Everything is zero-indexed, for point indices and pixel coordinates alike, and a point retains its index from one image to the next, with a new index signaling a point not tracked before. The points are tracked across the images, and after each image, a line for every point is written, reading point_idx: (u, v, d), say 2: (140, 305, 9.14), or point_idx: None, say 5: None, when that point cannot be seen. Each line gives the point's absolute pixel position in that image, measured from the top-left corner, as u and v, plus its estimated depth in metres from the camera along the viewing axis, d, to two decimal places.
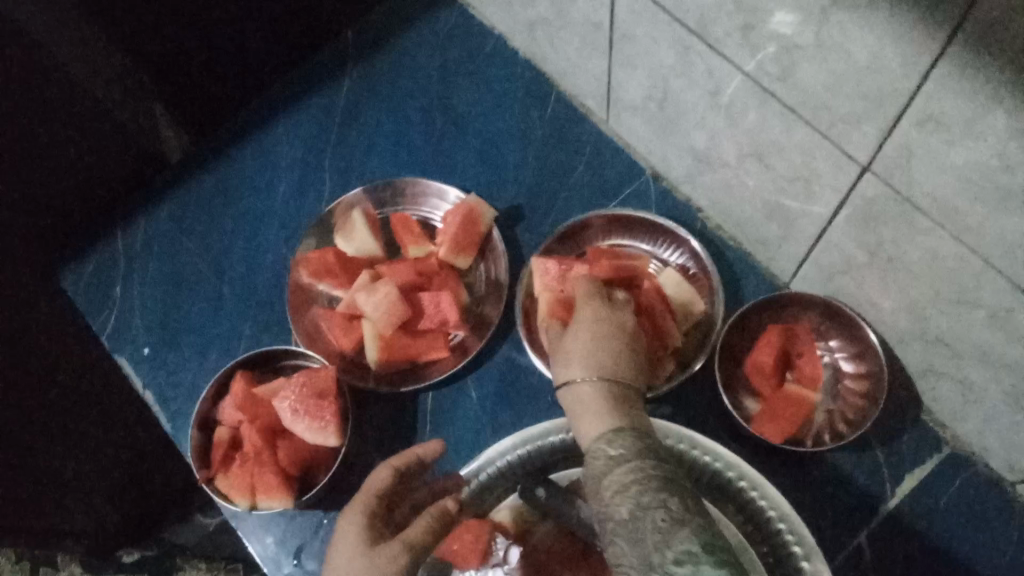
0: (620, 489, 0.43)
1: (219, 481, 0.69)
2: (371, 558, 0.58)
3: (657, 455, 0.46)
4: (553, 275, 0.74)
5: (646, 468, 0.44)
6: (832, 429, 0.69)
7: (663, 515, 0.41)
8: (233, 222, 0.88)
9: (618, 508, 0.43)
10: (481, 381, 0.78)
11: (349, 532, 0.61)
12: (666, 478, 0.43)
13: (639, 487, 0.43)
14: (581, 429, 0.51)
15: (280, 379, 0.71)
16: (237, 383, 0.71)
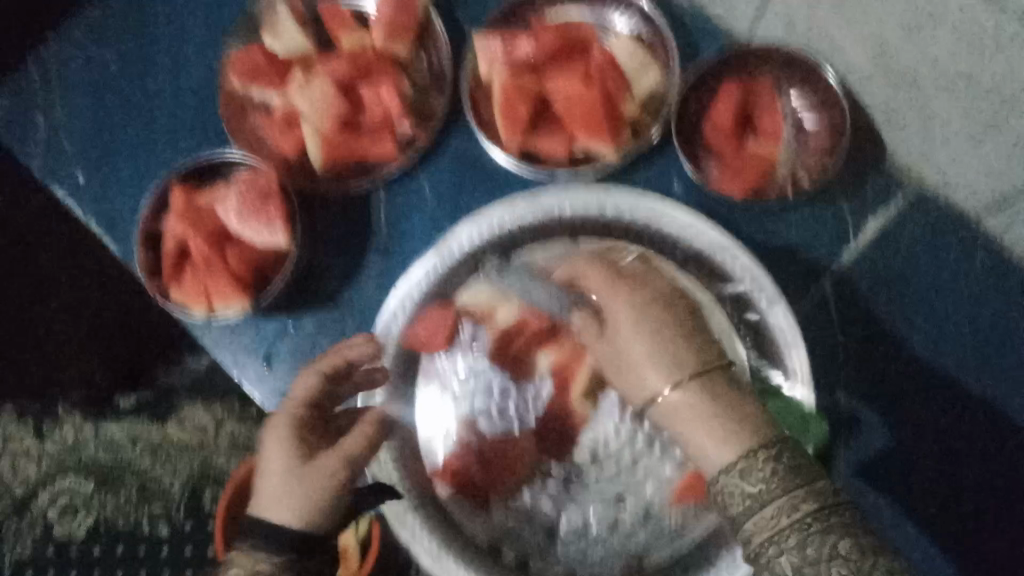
0: (746, 474, 0.51)
1: (174, 292, 0.69)
2: (308, 471, 0.58)
3: (803, 466, 0.51)
4: (498, 52, 0.69)
5: (789, 475, 0.50)
6: (795, 183, 0.66)
7: (839, 565, 0.47)
8: (150, 28, 0.79)
9: (781, 562, 0.49)
10: (435, 175, 0.74)
11: (275, 449, 0.59)
12: (827, 521, 0.48)
13: (790, 501, 0.49)
14: (694, 444, 0.55)
15: (220, 186, 0.70)
16: (176, 194, 0.69)
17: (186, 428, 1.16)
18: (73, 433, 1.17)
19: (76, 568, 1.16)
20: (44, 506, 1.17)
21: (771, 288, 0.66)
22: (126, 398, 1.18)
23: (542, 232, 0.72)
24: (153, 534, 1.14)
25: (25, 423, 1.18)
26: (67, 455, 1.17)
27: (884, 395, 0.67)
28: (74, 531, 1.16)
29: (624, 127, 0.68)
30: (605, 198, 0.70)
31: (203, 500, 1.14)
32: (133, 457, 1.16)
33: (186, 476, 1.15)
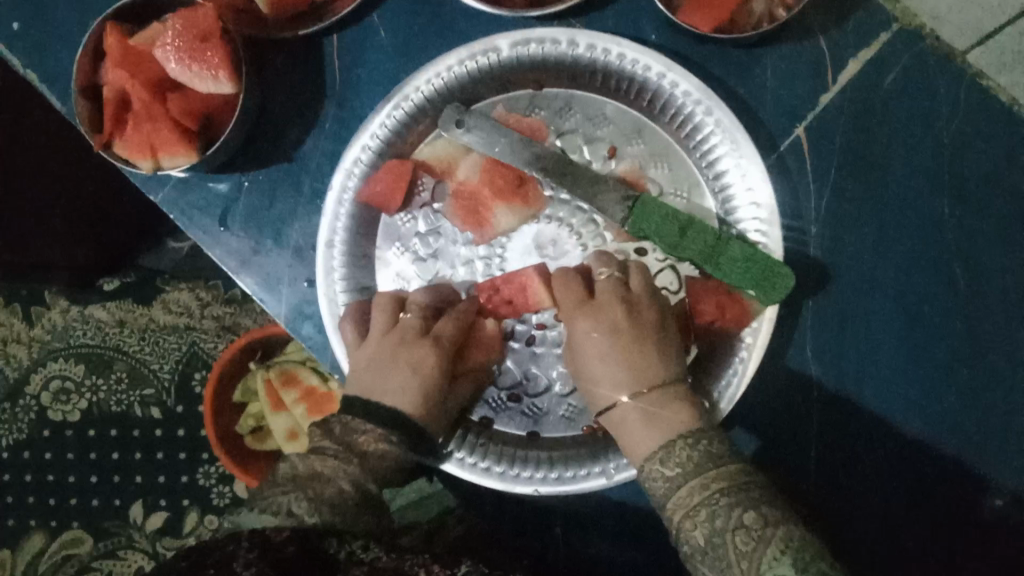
0: (665, 460, 0.53)
1: (117, 146, 0.65)
2: (447, 407, 0.64)
3: (720, 452, 0.52)
4: None
5: (710, 456, 0.52)
6: (771, 19, 0.62)
7: (743, 535, 0.48)
8: None
9: (695, 535, 0.49)
10: (390, 17, 0.69)
11: (429, 373, 0.61)
12: (737, 495, 0.49)
13: (701, 480, 0.51)
14: (634, 446, 0.56)
15: (158, 28, 0.64)
16: (111, 37, 0.63)
17: (171, 311, 1.17)
18: (59, 317, 1.19)
19: (72, 448, 1.18)
20: (36, 391, 1.19)
21: (740, 137, 0.62)
22: (107, 281, 1.18)
23: (506, 75, 0.67)
24: (143, 416, 1.17)
25: (12, 310, 1.19)
26: (55, 342, 1.19)
27: (862, 245, 0.64)
28: (68, 414, 1.18)
29: None
30: (568, 38, 0.64)
31: (191, 382, 1.17)
32: (120, 340, 1.18)
33: (175, 360, 1.17)
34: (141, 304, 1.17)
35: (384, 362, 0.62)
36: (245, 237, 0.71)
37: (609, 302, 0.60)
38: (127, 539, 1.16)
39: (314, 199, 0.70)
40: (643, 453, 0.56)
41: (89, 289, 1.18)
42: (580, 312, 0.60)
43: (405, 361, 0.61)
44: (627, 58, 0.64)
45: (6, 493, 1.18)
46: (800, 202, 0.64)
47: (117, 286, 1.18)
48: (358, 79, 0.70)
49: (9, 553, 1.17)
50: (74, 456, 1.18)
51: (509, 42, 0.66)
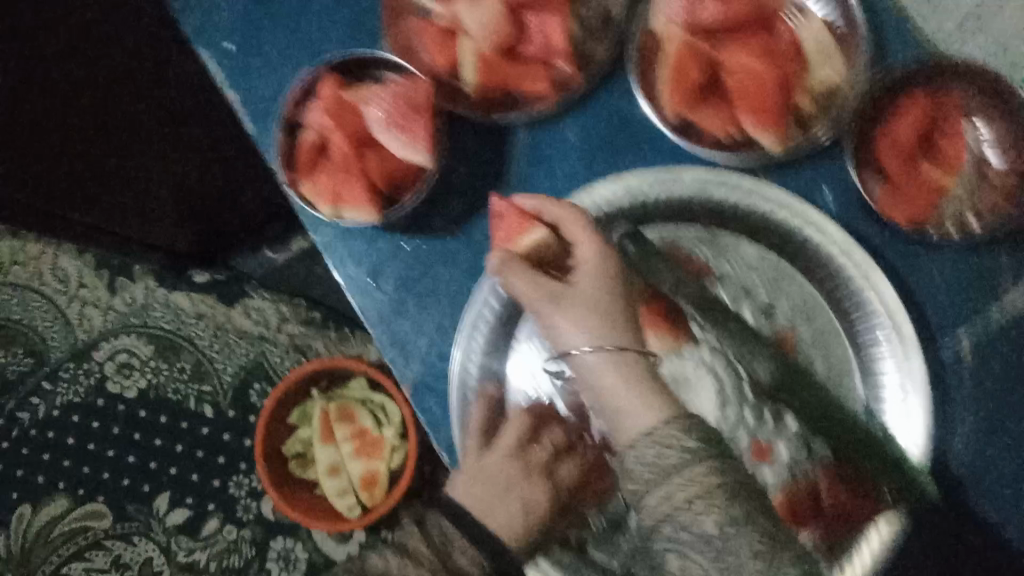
0: (686, 430, 0.52)
1: (304, 186, 0.69)
2: (550, 534, 0.65)
3: (729, 470, 0.51)
4: (679, 13, 0.63)
5: (699, 461, 0.51)
6: (965, 224, 0.61)
7: (758, 541, 0.49)
8: None
9: (702, 522, 0.49)
10: (582, 126, 0.71)
11: (540, 502, 0.63)
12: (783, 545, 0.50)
13: (721, 469, 0.51)
14: (629, 415, 0.56)
15: (370, 87, 0.68)
16: (329, 86, 0.67)
17: (250, 318, 1.24)
18: (140, 292, 1.27)
19: (117, 424, 1.23)
20: (101, 360, 1.25)
21: (905, 336, 0.63)
22: (200, 274, 1.26)
23: (682, 209, 0.68)
24: (197, 412, 1.22)
25: (99, 275, 1.28)
26: (132, 317, 1.26)
27: (996, 468, 0.63)
28: (124, 388, 1.24)
29: (790, 121, 0.63)
30: (751, 188, 0.66)
31: (248, 390, 1.23)
32: (193, 332, 1.25)
33: (239, 365, 1.23)
34: (225, 302, 1.25)
35: (503, 482, 0.63)
36: (393, 297, 0.73)
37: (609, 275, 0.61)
38: (143, 527, 1.20)
39: (466, 278, 0.72)
40: (638, 421, 0.55)
41: (179, 276, 1.26)
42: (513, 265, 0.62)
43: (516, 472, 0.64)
44: (807, 230, 0.65)
45: (40, 451, 1.23)
46: (945, 408, 0.64)
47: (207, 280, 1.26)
48: (537, 175, 0.72)
49: (30, 509, 1.21)
50: (119, 431, 1.23)
51: (695, 181, 0.67)
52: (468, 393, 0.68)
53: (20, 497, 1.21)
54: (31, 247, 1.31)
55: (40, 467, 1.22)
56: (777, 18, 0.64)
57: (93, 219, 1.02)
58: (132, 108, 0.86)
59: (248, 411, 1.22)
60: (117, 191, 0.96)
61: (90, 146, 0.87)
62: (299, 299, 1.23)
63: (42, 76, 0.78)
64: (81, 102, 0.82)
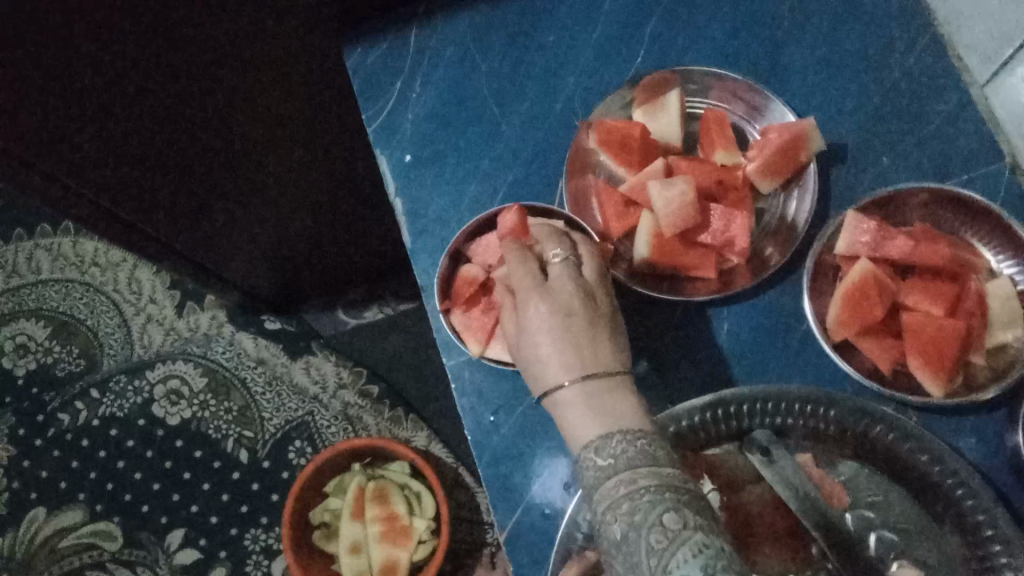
0: (600, 450, 0.53)
1: (456, 316, 0.68)
2: None
3: (636, 459, 0.51)
4: (865, 242, 0.65)
5: (631, 467, 0.50)
6: None
7: (658, 534, 0.47)
8: (531, 55, 0.79)
9: (612, 527, 0.49)
10: (735, 317, 0.71)
11: None
12: (663, 489, 0.49)
13: (633, 475, 0.50)
14: (575, 434, 0.55)
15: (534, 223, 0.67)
16: (505, 221, 0.67)
17: (310, 376, 1.28)
18: (209, 324, 1.32)
19: (154, 448, 1.26)
20: (155, 380, 1.29)
21: None
22: (271, 321, 1.32)
23: (825, 429, 0.66)
24: (232, 455, 1.24)
25: (172, 296, 1.34)
26: (195, 345, 1.31)
27: None
28: (168, 415, 1.27)
29: (960, 373, 0.63)
30: (904, 429, 0.65)
31: (288, 447, 1.25)
32: (249, 376, 1.29)
33: (286, 420, 1.26)
34: (288, 355, 1.29)
35: None
36: (506, 436, 0.72)
37: (565, 285, 0.60)
38: (151, 560, 1.20)
39: None
40: (583, 440, 0.54)
41: (254, 321, 1.31)
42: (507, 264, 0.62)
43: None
44: (957, 487, 0.63)
45: (72, 457, 1.26)
46: None
47: (277, 328, 1.31)
48: (683, 350, 0.70)
49: (43, 512, 1.23)
50: (152, 457, 1.25)
51: (847, 405, 0.66)
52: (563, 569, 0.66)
53: (68, 487, 1.25)
54: (118, 259, 1.37)
55: (94, 463, 1.26)
56: (965, 271, 0.64)
57: (197, 254, 0.89)
58: (297, 142, 0.87)
59: (283, 466, 1.24)
60: (265, 240, 0.99)
61: (272, 194, 0.91)
62: (360, 369, 1.28)
63: (258, 90, 0.76)
64: (270, 123, 0.81)
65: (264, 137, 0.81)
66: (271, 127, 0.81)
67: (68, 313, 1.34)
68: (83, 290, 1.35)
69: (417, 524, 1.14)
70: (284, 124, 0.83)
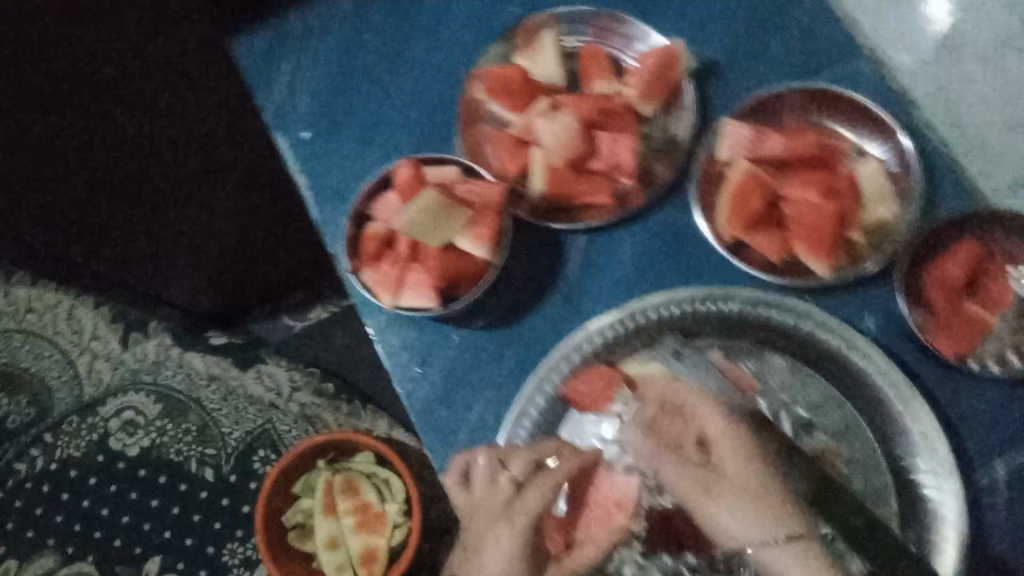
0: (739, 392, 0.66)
1: (367, 274, 0.71)
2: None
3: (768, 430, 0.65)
4: (745, 145, 0.69)
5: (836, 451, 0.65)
6: (1001, 361, 0.65)
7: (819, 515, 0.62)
8: (410, 19, 0.81)
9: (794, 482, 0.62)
10: (637, 236, 0.75)
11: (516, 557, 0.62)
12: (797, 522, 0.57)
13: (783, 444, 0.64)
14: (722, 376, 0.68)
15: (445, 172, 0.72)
16: (403, 171, 0.70)
17: (263, 384, 1.25)
18: (154, 348, 1.30)
19: (118, 482, 1.26)
20: (108, 414, 1.29)
21: (942, 463, 0.65)
22: (216, 336, 1.29)
23: (730, 325, 0.71)
24: (198, 475, 1.23)
25: (114, 327, 1.32)
26: (144, 373, 1.29)
27: None
28: (127, 446, 1.27)
29: (841, 252, 0.68)
30: (799, 310, 0.70)
31: (252, 457, 1.23)
32: (203, 395, 1.26)
33: (246, 431, 1.24)
34: (238, 367, 1.26)
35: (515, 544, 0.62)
36: (438, 384, 0.75)
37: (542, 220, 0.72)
38: None
39: (512, 376, 0.74)
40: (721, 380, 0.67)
41: (198, 337, 1.29)
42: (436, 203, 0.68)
43: (534, 505, 0.62)
44: (855, 354, 0.68)
45: (37, 504, 1.27)
46: (979, 541, 0.65)
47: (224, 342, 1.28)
48: (591, 276, 0.74)
49: (16, 563, 1.25)
50: (116, 490, 1.25)
51: (744, 300, 0.71)
52: None
53: (37, 534, 1.25)
54: (54, 302, 1.36)
55: (59, 507, 1.26)
56: (836, 159, 0.69)
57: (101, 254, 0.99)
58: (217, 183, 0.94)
59: (250, 478, 1.22)
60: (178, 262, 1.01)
61: (204, 228, 0.98)
62: (313, 368, 1.25)
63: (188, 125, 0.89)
64: (184, 154, 0.90)
65: (179, 163, 0.91)
66: (177, 144, 0.89)
67: (13, 364, 1.36)
68: (23, 339, 1.36)
69: (389, 507, 1.15)
70: (195, 160, 0.91)
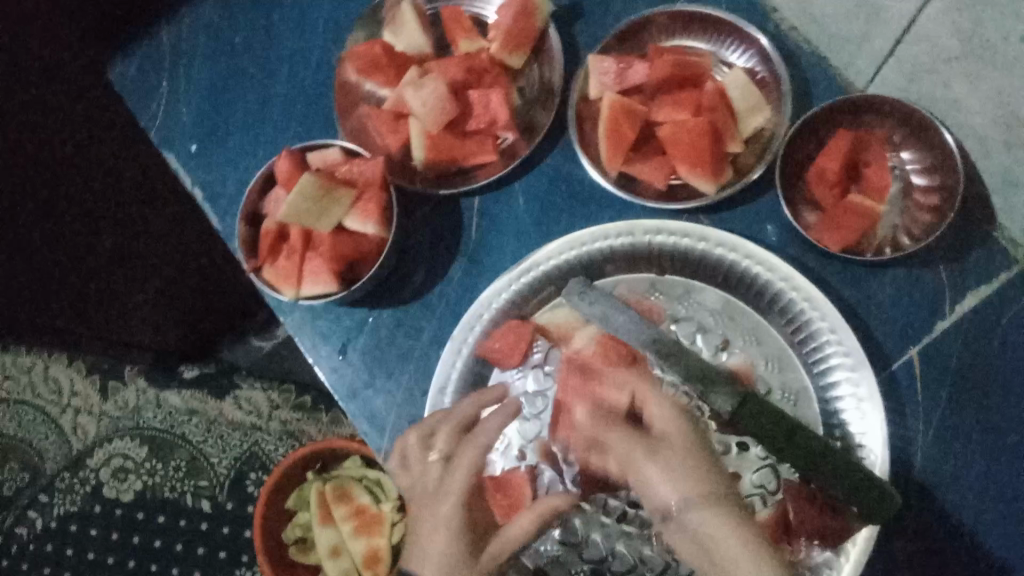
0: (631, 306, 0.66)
1: (267, 271, 0.71)
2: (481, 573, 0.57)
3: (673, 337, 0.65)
4: (612, 77, 0.69)
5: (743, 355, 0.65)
6: (893, 244, 0.65)
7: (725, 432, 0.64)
8: (275, 15, 0.81)
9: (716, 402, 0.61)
10: (531, 187, 0.75)
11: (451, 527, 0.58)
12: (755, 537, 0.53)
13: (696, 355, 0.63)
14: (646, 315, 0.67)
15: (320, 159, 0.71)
16: (282, 162, 0.70)
17: (241, 408, 1.23)
18: (133, 395, 1.28)
19: (117, 529, 1.26)
20: (96, 465, 1.28)
21: (856, 354, 0.64)
22: (188, 369, 1.26)
23: (635, 259, 0.71)
24: (194, 507, 1.23)
25: (91, 380, 1.29)
26: (127, 420, 1.28)
27: (967, 471, 0.64)
28: (121, 492, 1.27)
29: (725, 165, 0.68)
30: (694, 231, 0.69)
31: (246, 481, 1.22)
32: (186, 430, 1.25)
33: (234, 457, 1.23)
34: (214, 397, 1.24)
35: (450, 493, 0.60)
36: (363, 368, 0.76)
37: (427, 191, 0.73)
38: None
39: (431, 345, 0.75)
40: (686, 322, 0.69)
41: (170, 375, 1.26)
42: (315, 194, 0.68)
43: (463, 483, 0.60)
44: (756, 264, 0.67)
45: (43, 565, 1.28)
46: (907, 422, 0.66)
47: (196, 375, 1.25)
48: (492, 235, 0.75)
49: None
50: (118, 538, 1.25)
51: (639, 230, 0.70)
52: None
53: None
54: (28, 365, 1.32)
55: (64, 564, 1.27)
56: (701, 74, 0.69)
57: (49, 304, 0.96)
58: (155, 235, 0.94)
59: (246, 501, 1.21)
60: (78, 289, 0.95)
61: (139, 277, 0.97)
62: (288, 385, 1.21)
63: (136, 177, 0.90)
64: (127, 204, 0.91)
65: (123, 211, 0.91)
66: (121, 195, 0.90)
67: None
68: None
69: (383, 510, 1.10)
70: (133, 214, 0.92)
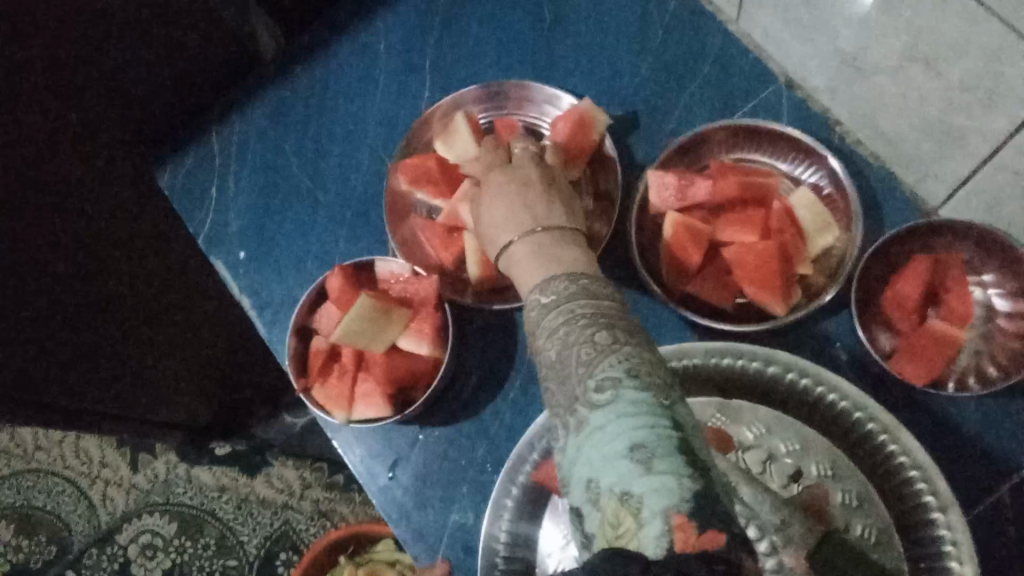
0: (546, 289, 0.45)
1: (315, 392, 0.69)
2: None
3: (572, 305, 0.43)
4: (673, 195, 0.66)
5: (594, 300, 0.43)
6: (979, 374, 0.62)
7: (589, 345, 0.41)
8: (326, 124, 0.81)
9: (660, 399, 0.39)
10: None
11: None
12: (628, 350, 0.40)
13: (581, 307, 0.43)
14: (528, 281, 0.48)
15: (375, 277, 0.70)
16: (334, 278, 0.68)
17: (273, 486, 1.16)
18: (163, 468, 1.22)
19: None
20: (125, 541, 1.20)
21: (942, 493, 0.60)
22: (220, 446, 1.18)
23: (698, 381, 0.67)
24: None
25: (121, 452, 1.25)
26: (156, 494, 1.21)
27: None
28: (148, 571, 1.18)
29: (795, 287, 0.65)
30: (762, 354, 0.66)
31: (275, 561, 1.14)
32: (217, 506, 1.18)
33: (264, 535, 1.15)
34: (246, 473, 1.17)
35: None
36: (412, 488, 0.73)
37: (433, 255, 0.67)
38: None
39: (486, 465, 0.72)
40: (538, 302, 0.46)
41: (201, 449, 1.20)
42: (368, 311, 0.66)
43: None
44: (827, 391, 0.65)
45: None
46: (994, 563, 0.62)
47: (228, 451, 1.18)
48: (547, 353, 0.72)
49: None
50: None
51: (703, 351, 0.67)
52: (496, 557, 0.67)
53: None
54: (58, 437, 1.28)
55: None
56: (768, 193, 0.66)
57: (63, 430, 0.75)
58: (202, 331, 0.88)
59: None
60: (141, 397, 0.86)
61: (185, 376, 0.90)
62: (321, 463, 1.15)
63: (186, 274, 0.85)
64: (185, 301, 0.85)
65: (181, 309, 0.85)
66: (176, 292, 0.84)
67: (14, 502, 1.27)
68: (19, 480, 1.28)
69: None
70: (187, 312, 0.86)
